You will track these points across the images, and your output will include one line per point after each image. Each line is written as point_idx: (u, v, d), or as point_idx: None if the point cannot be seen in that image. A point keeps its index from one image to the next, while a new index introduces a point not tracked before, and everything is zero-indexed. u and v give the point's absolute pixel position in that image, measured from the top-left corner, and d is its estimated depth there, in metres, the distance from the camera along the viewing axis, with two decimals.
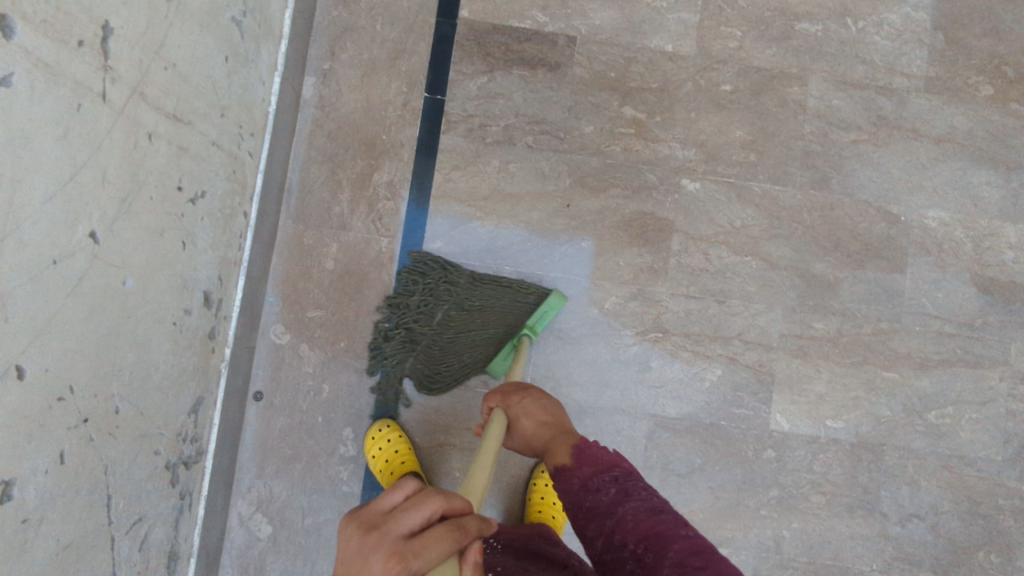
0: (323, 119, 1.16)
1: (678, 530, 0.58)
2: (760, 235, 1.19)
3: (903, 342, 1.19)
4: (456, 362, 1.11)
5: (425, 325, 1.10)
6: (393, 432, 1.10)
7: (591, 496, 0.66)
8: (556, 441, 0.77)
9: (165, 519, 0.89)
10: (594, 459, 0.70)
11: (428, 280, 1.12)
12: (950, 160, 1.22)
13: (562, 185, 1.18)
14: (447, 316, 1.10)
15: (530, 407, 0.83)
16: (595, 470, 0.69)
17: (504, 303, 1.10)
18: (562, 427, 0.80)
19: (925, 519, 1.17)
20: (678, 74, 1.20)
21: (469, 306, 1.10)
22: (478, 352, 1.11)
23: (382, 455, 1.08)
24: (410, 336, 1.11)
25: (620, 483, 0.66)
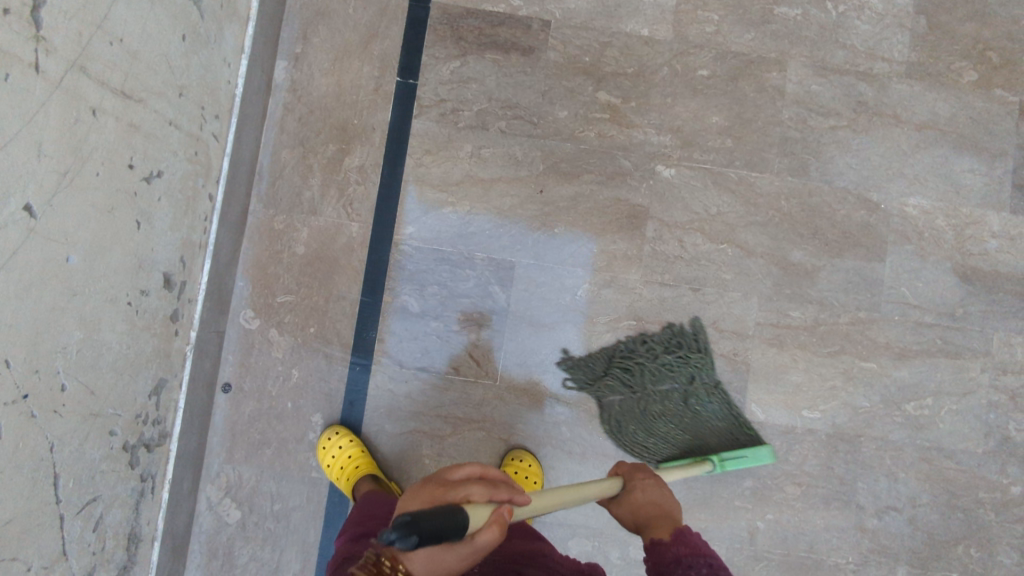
0: (294, 103, 1.16)
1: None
2: (736, 222, 1.17)
3: (882, 332, 1.17)
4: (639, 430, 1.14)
5: (650, 384, 1.13)
6: (343, 437, 1.08)
7: (682, 570, 0.66)
8: (661, 520, 0.74)
9: (125, 501, 0.88)
10: (691, 543, 0.70)
11: (687, 353, 1.15)
12: (931, 147, 1.19)
13: (536, 170, 1.17)
14: (669, 392, 1.13)
15: (652, 485, 0.81)
16: (692, 550, 0.68)
17: (718, 424, 1.13)
18: (672, 513, 0.76)
19: (903, 512, 1.15)
20: (654, 59, 1.19)
21: (691, 405, 1.13)
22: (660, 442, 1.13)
23: (336, 463, 1.06)
24: (628, 374, 1.14)
25: (716, 569, 0.66)
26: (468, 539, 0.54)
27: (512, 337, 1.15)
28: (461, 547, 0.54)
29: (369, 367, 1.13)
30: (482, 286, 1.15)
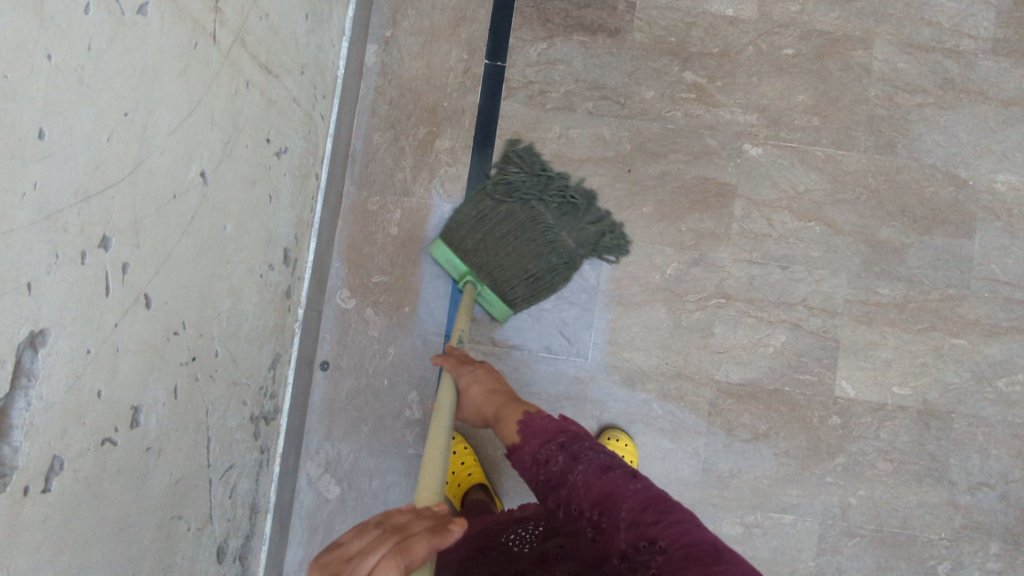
0: (385, 86, 1.18)
1: (629, 487, 0.62)
2: (824, 200, 1.18)
3: (972, 309, 1.17)
4: (584, 240, 1.09)
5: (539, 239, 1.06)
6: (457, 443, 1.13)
7: (543, 469, 0.71)
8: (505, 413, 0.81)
9: (249, 471, 0.90)
10: (538, 430, 0.75)
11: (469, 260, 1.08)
12: (1019, 123, 1.19)
13: (623, 150, 1.18)
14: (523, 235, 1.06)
15: (480, 375, 0.87)
16: (542, 441, 0.73)
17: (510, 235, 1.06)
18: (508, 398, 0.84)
19: (995, 488, 1.15)
20: (739, 39, 1.20)
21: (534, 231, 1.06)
22: (561, 245, 1.07)
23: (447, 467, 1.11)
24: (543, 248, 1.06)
25: (566, 448, 0.70)
26: None
27: (600, 318, 1.16)
28: None
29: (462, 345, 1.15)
30: None
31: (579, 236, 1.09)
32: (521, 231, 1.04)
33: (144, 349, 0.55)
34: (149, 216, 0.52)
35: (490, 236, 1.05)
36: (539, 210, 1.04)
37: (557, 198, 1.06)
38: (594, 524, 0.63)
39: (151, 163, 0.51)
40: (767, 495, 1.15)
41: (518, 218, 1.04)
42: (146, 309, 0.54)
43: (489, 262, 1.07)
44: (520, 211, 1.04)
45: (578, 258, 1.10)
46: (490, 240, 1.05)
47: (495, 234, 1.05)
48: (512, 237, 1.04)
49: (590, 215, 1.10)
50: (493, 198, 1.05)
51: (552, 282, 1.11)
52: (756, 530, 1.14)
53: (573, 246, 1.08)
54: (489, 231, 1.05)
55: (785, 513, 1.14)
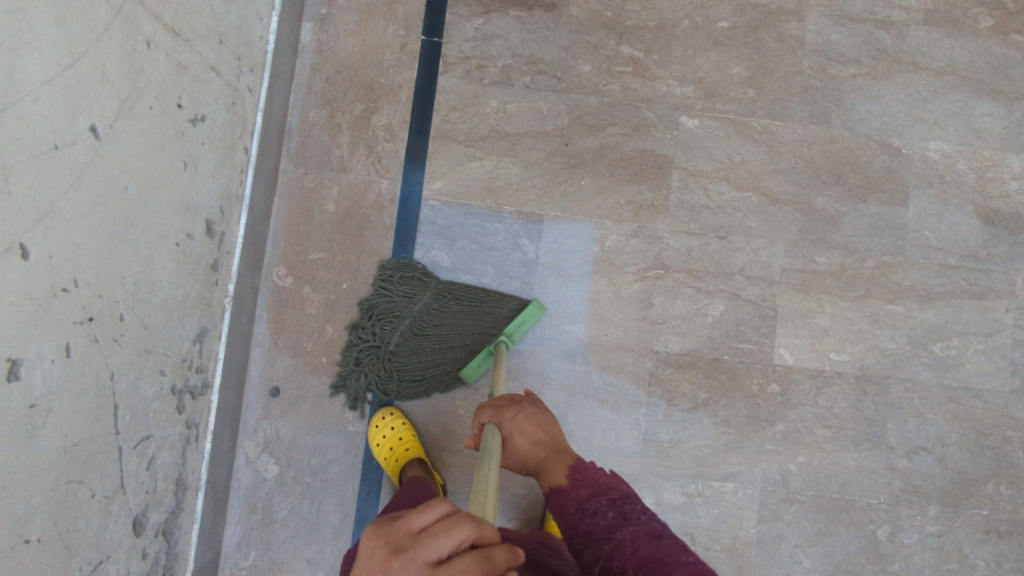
0: (321, 64, 1.17)
1: (679, 557, 0.60)
2: (760, 171, 1.19)
3: (907, 275, 1.19)
4: (419, 287, 1.12)
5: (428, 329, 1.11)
6: (397, 419, 1.11)
7: (588, 520, 0.69)
8: (549, 462, 0.80)
9: (173, 444, 0.91)
10: (590, 482, 0.74)
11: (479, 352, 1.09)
12: (951, 91, 1.21)
13: (561, 124, 1.18)
14: (428, 344, 1.10)
15: (524, 426, 0.85)
16: (592, 493, 0.72)
17: (436, 352, 1.11)
18: (556, 447, 0.83)
19: (932, 451, 1.17)
20: (674, 12, 1.21)
21: (426, 336, 1.10)
22: (428, 304, 1.11)
23: (386, 443, 1.08)
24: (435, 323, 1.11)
25: (617, 506, 0.69)
26: None
27: (542, 292, 1.16)
28: None
29: None
30: (511, 240, 1.17)
31: (410, 292, 1.12)
32: (426, 343, 1.10)
33: (23, 301, 0.55)
34: (21, 162, 0.53)
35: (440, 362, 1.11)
36: (397, 339, 1.10)
37: (380, 325, 1.11)
38: None
39: (21, 109, 0.52)
40: (708, 464, 1.16)
41: (417, 348, 1.11)
42: (23, 259, 0.54)
43: (473, 346, 1.10)
44: (406, 356, 1.11)
45: (437, 285, 1.12)
46: (450, 359, 1.10)
47: (441, 352, 1.10)
48: (435, 348, 1.10)
49: (387, 281, 1.13)
50: (407, 375, 1.11)
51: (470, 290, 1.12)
52: (697, 500, 1.15)
53: (426, 292, 1.12)
54: (437, 362, 1.11)
55: (726, 481, 1.15)
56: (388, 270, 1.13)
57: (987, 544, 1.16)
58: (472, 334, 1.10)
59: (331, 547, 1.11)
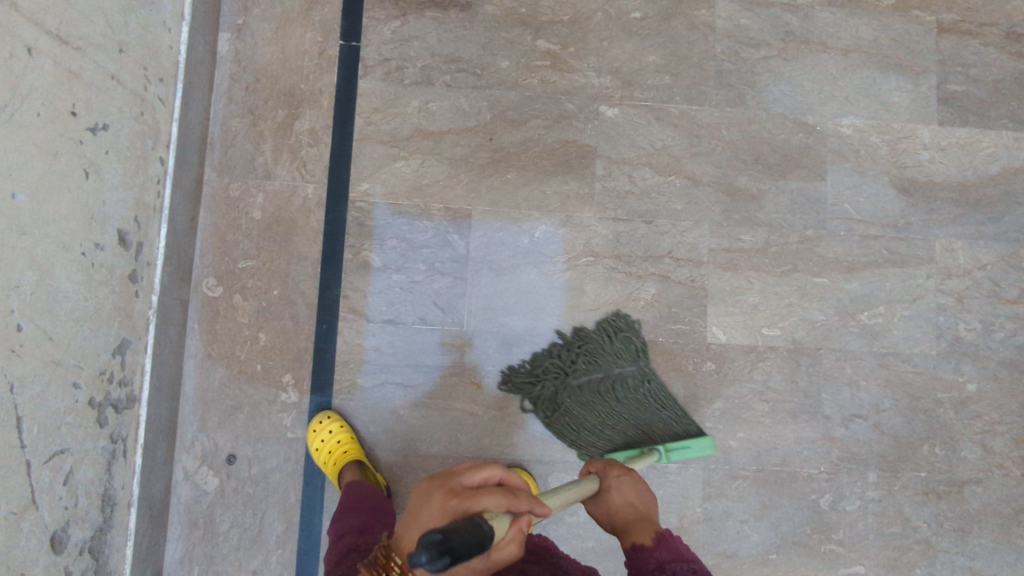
0: (240, 73, 1.17)
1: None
2: (681, 154, 1.22)
3: (830, 248, 1.22)
4: (628, 355, 1.14)
5: (600, 395, 1.11)
6: (334, 422, 1.09)
7: None
8: (638, 527, 0.80)
9: (95, 459, 0.90)
10: (672, 547, 0.76)
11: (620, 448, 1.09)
12: (858, 69, 1.26)
13: (483, 120, 1.20)
14: (594, 407, 1.11)
15: (627, 486, 0.85)
16: (675, 557, 0.74)
17: (592, 417, 1.10)
18: (648, 514, 0.83)
19: (868, 418, 1.19)
20: (587, 6, 1.23)
21: (597, 396, 1.11)
22: (626, 374, 1.13)
23: (324, 447, 1.07)
24: (603, 395, 1.11)
25: None
26: (487, 554, 0.54)
27: (476, 286, 1.17)
28: (480, 559, 0.54)
29: (335, 324, 1.14)
30: (441, 237, 1.17)
31: (620, 357, 1.13)
32: (593, 404, 1.11)
33: None
34: None
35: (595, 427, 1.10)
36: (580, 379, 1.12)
37: (579, 360, 1.14)
38: None
39: None
40: None
41: (587, 402, 1.11)
42: None
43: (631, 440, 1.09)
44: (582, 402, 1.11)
45: (646, 366, 1.14)
46: (600, 431, 1.10)
47: (601, 424, 1.10)
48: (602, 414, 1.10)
49: (617, 333, 1.15)
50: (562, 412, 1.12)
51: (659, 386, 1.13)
52: None
53: (632, 365, 1.13)
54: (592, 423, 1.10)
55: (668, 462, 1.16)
56: (617, 324, 1.16)
57: (927, 505, 1.18)
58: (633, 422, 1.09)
59: (276, 557, 1.09)
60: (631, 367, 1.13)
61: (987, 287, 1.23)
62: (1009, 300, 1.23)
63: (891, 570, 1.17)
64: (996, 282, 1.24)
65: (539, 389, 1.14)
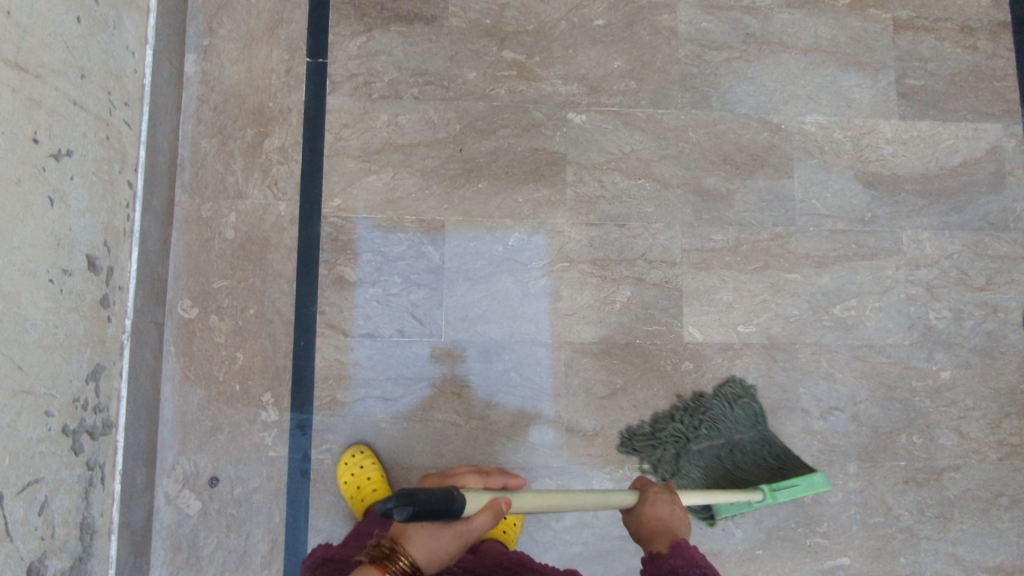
0: (207, 93, 1.17)
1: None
2: (650, 158, 1.23)
3: (800, 244, 1.24)
4: (747, 423, 1.18)
5: (720, 460, 1.16)
6: (366, 457, 1.09)
7: None
8: (661, 536, 0.82)
9: (71, 487, 0.89)
10: (688, 555, 0.77)
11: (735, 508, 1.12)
12: (819, 67, 1.28)
13: (453, 131, 1.20)
14: (714, 471, 1.15)
15: (664, 500, 0.87)
16: (689, 563, 0.75)
17: (709, 480, 1.15)
18: (679, 528, 0.84)
19: (845, 410, 1.21)
20: (551, 15, 1.25)
21: (715, 460, 1.16)
22: (745, 441, 1.17)
23: (353, 481, 1.07)
24: (723, 462, 1.15)
25: None
26: (465, 521, 0.69)
27: (452, 296, 1.17)
28: (460, 522, 0.69)
29: (313, 340, 1.14)
30: (416, 249, 1.17)
31: (740, 424, 1.17)
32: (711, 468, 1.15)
33: None
34: None
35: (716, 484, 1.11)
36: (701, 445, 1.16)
37: (699, 427, 1.17)
38: None
39: None
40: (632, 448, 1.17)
41: (706, 467, 1.16)
42: None
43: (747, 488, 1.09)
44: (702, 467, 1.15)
45: (762, 432, 1.17)
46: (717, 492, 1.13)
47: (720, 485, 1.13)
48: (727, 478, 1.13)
49: (731, 400, 1.18)
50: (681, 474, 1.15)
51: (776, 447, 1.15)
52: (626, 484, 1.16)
53: (751, 432, 1.17)
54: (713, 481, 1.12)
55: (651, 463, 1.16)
56: (734, 391, 1.19)
57: (908, 494, 1.20)
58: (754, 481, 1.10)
59: None
60: (754, 438, 1.17)
61: (955, 276, 1.26)
62: (976, 287, 1.26)
63: (876, 559, 1.18)
64: (963, 270, 1.26)
65: (660, 452, 1.16)
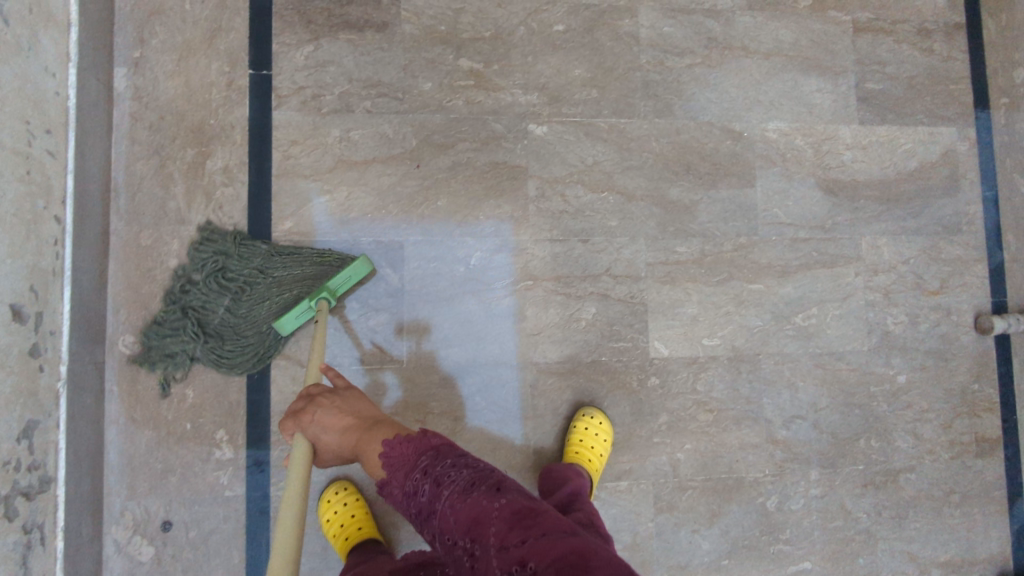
0: (142, 111, 1.08)
1: (493, 506, 0.63)
2: (612, 169, 1.20)
3: (763, 254, 1.23)
4: (232, 335, 1.05)
5: (254, 289, 1.05)
6: (349, 495, 1.08)
7: (414, 501, 0.71)
8: (367, 439, 0.80)
9: (8, 555, 0.84)
10: (399, 461, 0.75)
11: (278, 260, 1.07)
12: (780, 72, 1.27)
13: (409, 146, 1.15)
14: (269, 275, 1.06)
15: (330, 417, 0.83)
16: (408, 472, 0.74)
17: (272, 267, 1.06)
18: (365, 424, 0.82)
19: (807, 418, 1.23)
20: (509, 20, 1.19)
21: (258, 284, 1.06)
22: (225, 304, 1.05)
23: (336, 518, 1.05)
24: (251, 289, 1.05)
25: (430, 475, 0.71)
26: None
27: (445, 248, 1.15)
28: None
29: (268, 373, 1.08)
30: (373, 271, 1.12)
31: (212, 325, 1.05)
32: (268, 285, 1.06)
33: None
34: None
35: (306, 253, 1.07)
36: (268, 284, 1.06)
37: (244, 306, 1.05)
38: (465, 551, 0.63)
39: None
40: None
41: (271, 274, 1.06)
42: None
43: (321, 274, 1.06)
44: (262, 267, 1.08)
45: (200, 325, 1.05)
46: (268, 266, 1.06)
47: (270, 264, 1.06)
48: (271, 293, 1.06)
49: (221, 334, 1.05)
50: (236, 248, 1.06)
51: (249, 333, 1.05)
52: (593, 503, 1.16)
53: (213, 320, 1.05)
54: (297, 268, 1.06)
55: (621, 479, 1.16)
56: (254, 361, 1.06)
57: (866, 496, 1.23)
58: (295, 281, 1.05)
59: None
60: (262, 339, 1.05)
61: (912, 280, 1.28)
62: (932, 292, 1.28)
63: (836, 561, 1.21)
64: (919, 274, 1.28)
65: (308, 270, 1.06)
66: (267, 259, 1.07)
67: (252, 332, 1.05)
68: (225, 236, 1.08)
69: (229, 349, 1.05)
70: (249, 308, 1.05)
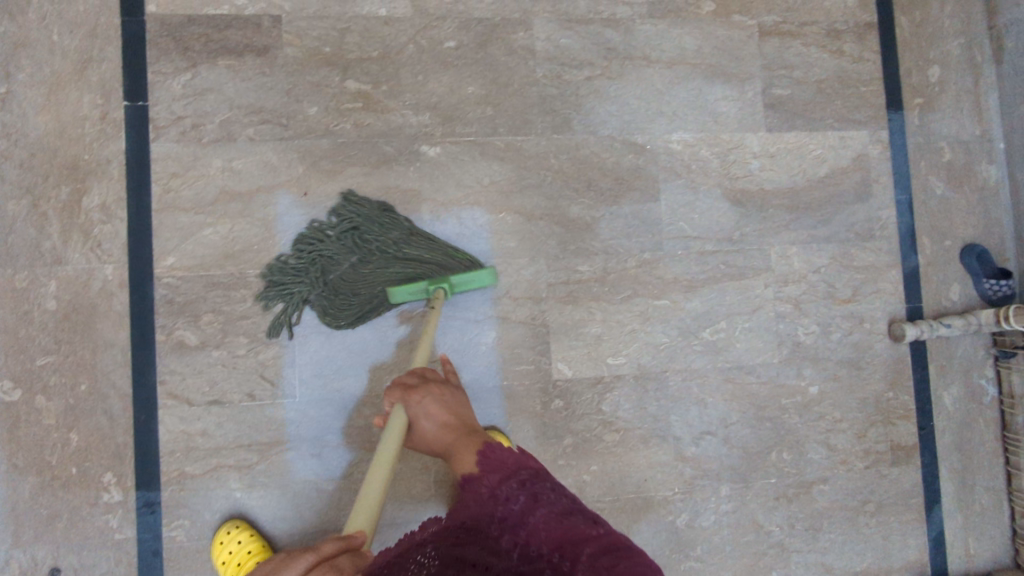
0: (11, 149, 1.06)
1: (592, 532, 0.69)
2: (509, 189, 1.17)
3: (668, 269, 1.21)
4: (340, 289, 1.08)
5: (380, 256, 1.08)
6: (243, 532, 1.04)
7: (501, 506, 0.74)
8: (463, 443, 0.84)
9: None
10: (498, 467, 0.80)
11: (416, 239, 1.09)
12: (684, 81, 1.23)
13: (295, 173, 1.12)
14: (399, 247, 1.09)
15: (434, 408, 0.87)
16: (503, 479, 0.78)
17: (415, 243, 1.09)
18: (464, 427, 0.86)
19: (717, 434, 1.21)
20: (397, 38, 1.16)
21: (389, 254, 1.08)
22: (353, 258, 1.08)
23: (232, 559, 1.01)
24: (380, 255, 1.08)
25: (527, 490, 0.75)
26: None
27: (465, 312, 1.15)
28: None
29: (155, 413, 1.07)
30: (261, 305, 1.10)
31: (323, 276, 1.08)
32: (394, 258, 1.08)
33: None
34: None
35: (441, 242, 1.10)
36: (389, 259, 1.08)
37: (360, 270, 1.07)
38: (549, 562, 0.67)
39: None
40: None
41: (406, 247, 1.09)
42: None
43: (448, 265, 1.08)
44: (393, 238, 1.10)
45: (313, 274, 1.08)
46: (411, 240, 1.09)
47: (406, 238, 1.09)
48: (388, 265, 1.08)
49: (330, 287, 1.08)
50: (376, 217, 1.10)
51: (356, 294, 1.07)
52: None
53: (330, 271, 1.08)
54: (428, 247, 1.09)
55: None
56: (345, 321, 1.08)
57: (779, 509, 1.22)
58: (425, 260, 1.08)
59: None
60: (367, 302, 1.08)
61: (823, 289, 1.26)
62: (844, 300, 1.26)
63: None
64: (831, 282, 1.26)
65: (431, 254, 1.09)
66: (409, 233, 1.10)
67: (356, 292, 1.07)
68: (369, 203, 1.11)
69: (332, 298, 1.08)
70: (361, 275, 1.07)
